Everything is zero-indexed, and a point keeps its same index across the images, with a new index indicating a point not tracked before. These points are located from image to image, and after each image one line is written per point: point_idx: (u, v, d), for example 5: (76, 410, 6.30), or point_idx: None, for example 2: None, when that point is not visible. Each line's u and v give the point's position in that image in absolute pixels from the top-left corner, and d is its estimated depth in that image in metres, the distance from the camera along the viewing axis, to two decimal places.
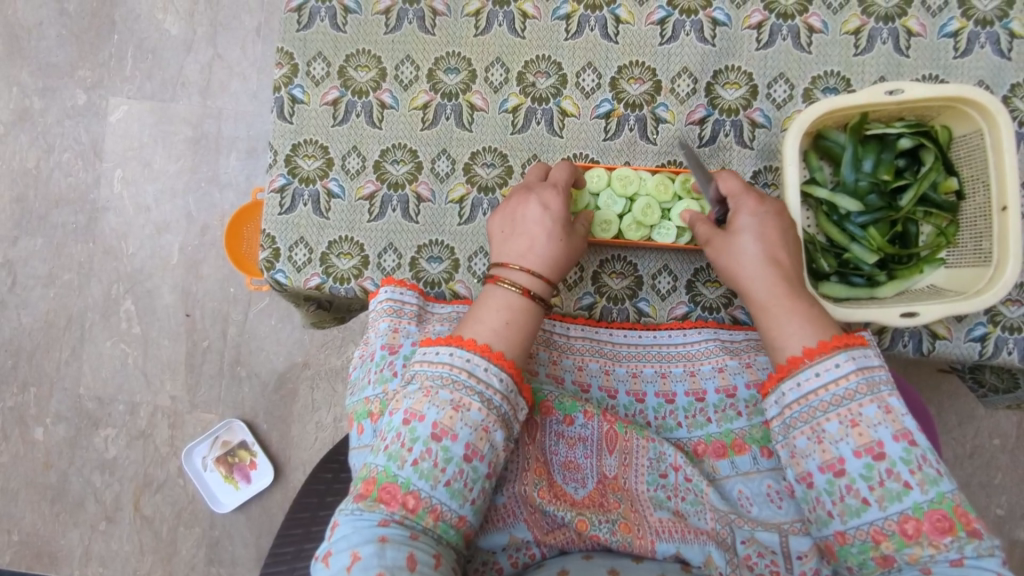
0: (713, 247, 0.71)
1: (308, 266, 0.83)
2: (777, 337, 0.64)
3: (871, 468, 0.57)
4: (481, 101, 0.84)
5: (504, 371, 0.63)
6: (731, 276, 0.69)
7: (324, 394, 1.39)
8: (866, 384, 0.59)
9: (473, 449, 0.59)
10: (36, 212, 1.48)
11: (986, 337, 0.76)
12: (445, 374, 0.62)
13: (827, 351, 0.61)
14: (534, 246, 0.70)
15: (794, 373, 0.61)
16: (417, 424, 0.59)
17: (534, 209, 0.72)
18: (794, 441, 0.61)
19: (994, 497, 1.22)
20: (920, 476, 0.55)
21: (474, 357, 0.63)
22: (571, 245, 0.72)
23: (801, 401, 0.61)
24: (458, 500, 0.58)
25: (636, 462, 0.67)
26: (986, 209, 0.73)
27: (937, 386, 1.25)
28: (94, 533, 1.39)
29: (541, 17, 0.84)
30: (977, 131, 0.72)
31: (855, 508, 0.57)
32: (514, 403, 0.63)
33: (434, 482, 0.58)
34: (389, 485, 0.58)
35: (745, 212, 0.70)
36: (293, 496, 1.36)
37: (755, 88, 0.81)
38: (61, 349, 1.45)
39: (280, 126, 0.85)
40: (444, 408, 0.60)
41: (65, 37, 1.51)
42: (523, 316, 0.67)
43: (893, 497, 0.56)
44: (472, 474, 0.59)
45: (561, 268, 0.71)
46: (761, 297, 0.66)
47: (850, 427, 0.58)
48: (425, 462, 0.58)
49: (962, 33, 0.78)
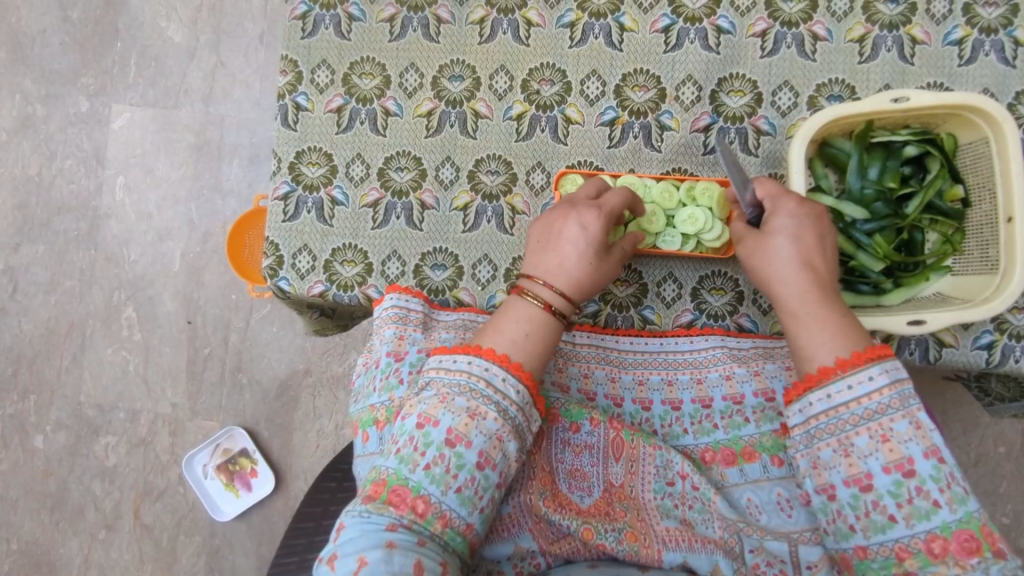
0: (748, 248, 0.70)
1: (312, 274, 0.83)
2: (810, 343, 0.63)
3: (900, 485, 0.56)
4: (486, 109, 0.84)
5: (522, 383, 0.62)
6: (764, 278, 0.68)
7: (325, 402, 1.38)
8: (899, 399, 0.58)
9: (486, 457, 0.59)
10: (38, 219, 1.48)
11: (993, 345, 0.75)
12: (463, 382, 0.61)
13: (861, 363, 0.60)
14: (566, 266, 0.69)
15: (824, 384, 0.61)
16: (431, 429, 0.59)
17: (572, 228, 0.70)
18: (818, 451, 0.61)
19: (999, 506, 1.21)
20: (949, 495, 0.55)
21: (492, 367, 0.62)
22: (605, 269, 0.71)
23: (829, 412, 0.60)
24: (468, 508, 0.57)
25: (643, 470, 0.67)
26: (993, 217, 0.72)
27: (942, 394, 1.24)
28: (93, 542, 1.38)
29: (546, 25, 0.84)
30: (982, 139, 0.72)
31: (880, 524, 0.56)
32: (529, 414, 0.62)
33: (445, 488, 0.57)
34: (400, 489, 0.57)
35: (784, 213, 0.68)
36: (294, 505, 1.35)
37: (760, 95, 0.81)
38: (61, 356, 1.45)
39: (284, 134, 0.85)
40: (460, 415, 0.59)
41: (68, 45, 1.51)
42: (545, 332, 0.66)
43: (922, 515, 0.55)
44: (483, 483, 0.58)
45: (590, 291, 0.71)
46: (793, 302, 0.65)
47: (881, 442, 0.58)
48: (437, 468, 0.58)
49: (966, 41, 0.78)
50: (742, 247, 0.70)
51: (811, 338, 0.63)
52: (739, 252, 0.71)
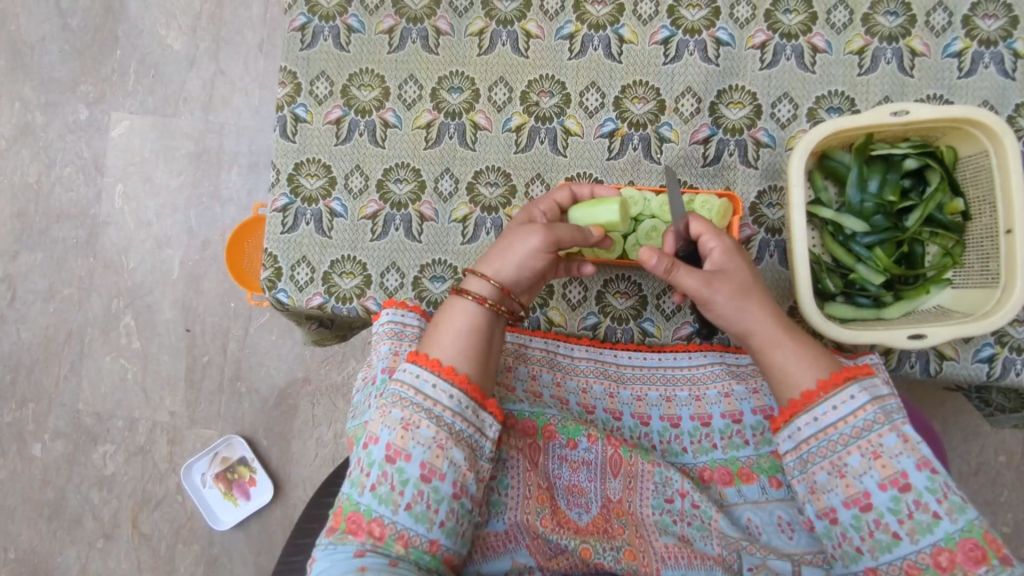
0: (721, 293, 0.66)
1: (310, 286, 0.83)
2: (791, 371, 0.64)
3: (898, 501, 0.57)
4: (485, 121, 0.84)
5: (455, 387, 0.61)
6: (735, 320, 0.66)
7: (324, 410, 1.38)
8: (883, 414, 0.60)
9: (431, 469, 0.59)
10: (37, 227, 1.47)
11: (994, 358, 0.75)
12: (397, 393, 0.62)
13: (840, 382, 0.62)
14: (490, 251, 0.69)
15: (809, 407, 0.62)
16: (373, 447, 0.61)
17: (519, 221, 0.71)
18: (814, 475, 0.61)
19: (1000, 515, 1.21)
20: (948, 505, 0.56)
21: (422, 372, 0.62)
22: (523, 235, 0.67)
23: (818, 435, 0.61)
24: (424, 524, 0.58)
25: (641, 486, 0.67)
26: (992, 230, 0.72)
27: (942, 403, 1.24)
28: (91, 551, 1.38)
29: (545, 36, 0.84)
30: (982, 151, 0.72)
31: (886, 543, 0.57)
32: (469, 419, 0.61)
33: (395, 507, 0.58)
34: (355, 515, 0.59)
35: (721, 252, 0.67)
36: (293, 513, 1.35)
37: (759, 107, 0.80)
38: (60, 364, 1.44)
39: (282, 145, 0.85)
40: (395, 428, 0.60)
41: (67, 53, 1.51)
42: (478, 324, 0.65)
43: (925, 529, 0.56)
44: (433, 496, 0.58)
45: (513, 264, 0.67)
46: (766, 336, 0.65)
47: (873, 459, 0.59)
48: (382, 486, 0.59)
49: (965, 52, 0.78)
50: (706, 295, 0.66)
51: (794, 366, 0.64)
52: (700, 299, 0.67)
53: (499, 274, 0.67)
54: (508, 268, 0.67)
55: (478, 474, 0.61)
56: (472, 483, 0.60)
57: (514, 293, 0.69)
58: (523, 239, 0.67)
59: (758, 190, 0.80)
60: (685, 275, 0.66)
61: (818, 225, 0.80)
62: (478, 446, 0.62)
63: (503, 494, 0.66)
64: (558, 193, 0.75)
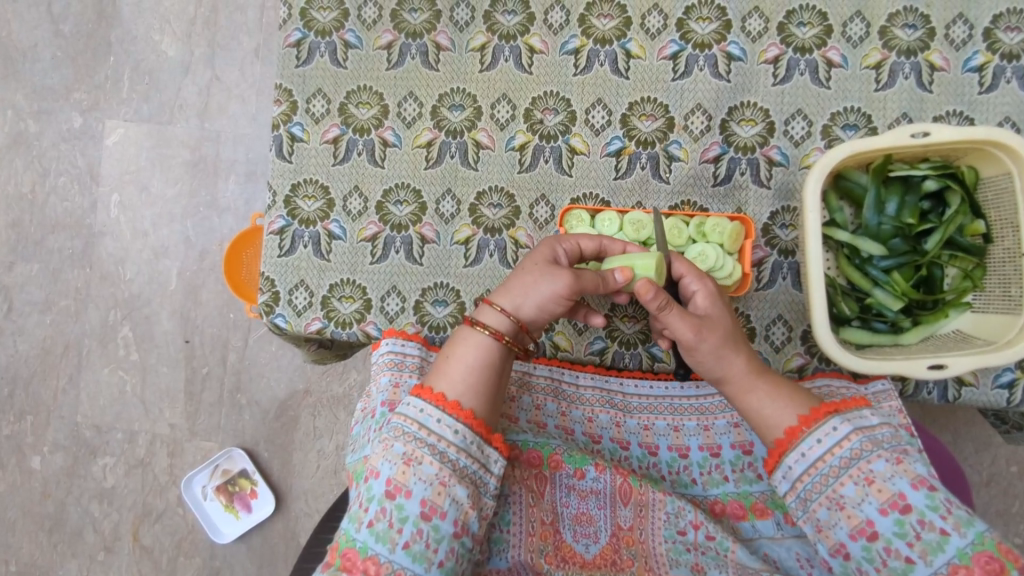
0: (707, 340, 0.63)
1: (309, 310, 0.80)
2: (768, 415, 0.62)
3: (902, 524, 0.54)
4: (487, 139, 0.81)
5: (460, 422, 0.59)
6: (715, 368, 0.64)
7: (325, 422, 1.36)
8: (870, 441, 0.58)
9: (432, 507, 0.56)
10: (32, 237, 1.45)
11: (1015, 384, 0.73)
12: (399, 426, 0.59)
13: (822, 416, 0.60)
14: (509, 282, 0.66)
15: (795, 444, 0.60)
16: (373, 481, 0.58)
17: (543, 253, 0.67)
18: (815, 513, 0.58)
19: (1012, 526, 1.14)
20: (953, 520, 0.53)
21: (428, 407, 0.59)
22: (552, 275, 0.64)
23: (810, 471, 0.58)
24: (423, 564, 0.55)
25: (652, 516, 0.65)
26: (1015, 253, 0.70)
27: (951, 412, 1.17)
28: (92, 564, 1.36)
29: (549, 52, 0.81)
30: (1005, 173, 0.69)
31: (901, 569, 0.54)
32: (476, 455, 0.59)
33: (392, 545, 0.55)
34: (350, 552, 0.56)
35: (704, 297, 0.66)
36: (295, 526, 1.33)
37: (772, 124, 0.78)
38: (58, 377, 1.42)
39: (279, 165, 0.82)
40: (397, 463, 0.57)
41: (60, 60, 1.48)
42: (492, 359, 0.63)
43: (936, 548, 0.53)
44: (433, 535, 0.55)
45: (535, 303, 0.64)
46: (742, 381, 0.64)
47: (867, 486, 0.56)
48: (380, 523, 0.56)
49: (987, 67, 0.75)
50: (693, 341, 0.63)
51: (771, 410, 0.62)
52: (687, 345, 0.64)
53: (519, 309, 0.64)
54: (530, 307, 0.64)
55: (481, 511, 0.59)
56: (474, 521, 0.58)
57: (529, 332, 0.66)
58: (549, 279, 0.64)
59: (770, 212, 0.78)
60: (676, 319, 0.63)
61: (833, 247, 0.77)
62: (483, 483, 0.59)
63: (505, 531, 0.64)
64: (585, 239, 0.72)
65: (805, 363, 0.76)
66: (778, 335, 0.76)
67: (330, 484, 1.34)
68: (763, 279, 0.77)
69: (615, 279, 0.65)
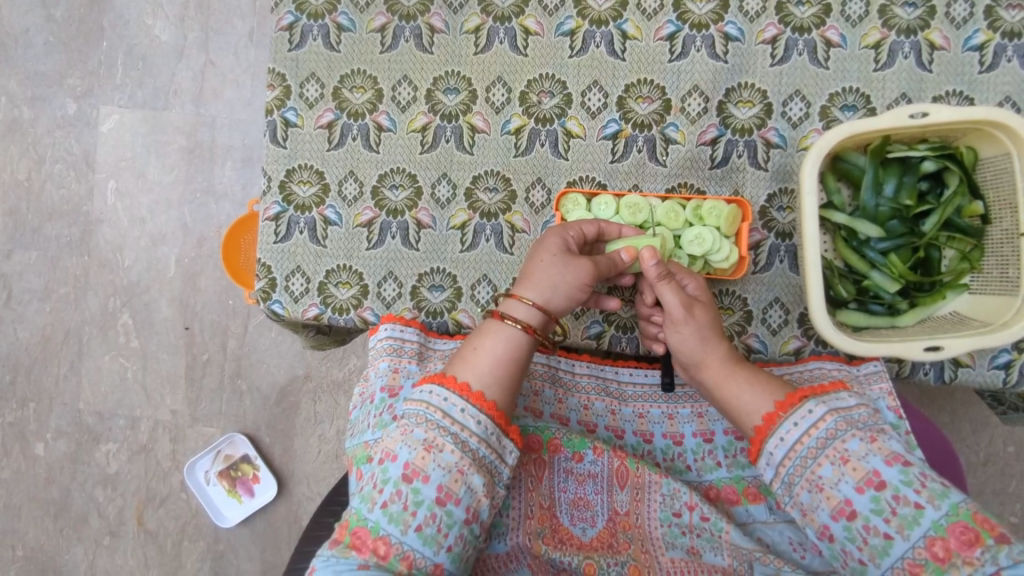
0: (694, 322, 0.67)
1: (306, 296, 0.80)
2: (747, 403, 0.64)
3: (878, 501, 0.54)
4: (482, 123, 0.81)
5: (483, 413, 0.60)
6: (696, 351, 0.67)
7: (326, 407, 1.36)
8: (845, 421, 0.58)
9: (447, 492, 0.56)
10: (29, 225, 1.44)
11: (1011, 364, 0.73)
12: (421, 412, 0.60)
13: (797, 401, 0.61)
14: (530, 274, 0.68)
15: (773, 430, 0.60)
16: (390, 464, 0.58)
17: (556, 240, 0.69)
18: (799, 497, 0.59)
19: (1008, 505, 1.15)
20: (927, 493, 0.53)
21: (451, 396, 0.60)
22: (572, 264, 0.67)
23: (789, 455, 0.59)
24: (432, 547, 0.55)
25: (648, 498, 0.65)
26: (1013, 234, 0.69)
27: (949, 393, 1.17)
28: (98, 549, 1.38)
29: (544, 33, 0.80)
30: (1004, 153, 0.69)
31: (881, 547, 0.53)
32: (495, 445, 0.60)
33: (404, 527, 0.55)
34: (360, 530, 0.56)
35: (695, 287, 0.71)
36: (297, 509, 1.34)
37: (770, 105, 0.77)
38: (59, 364, 1.43)
39: (273, 151, 0.82)
40: (417, 448, 0.57)
41: (52, 45, 1.46)
42: (516, 347, 0.64)
43: (911, 523, 0.52)
44: (446, 520, 0.56)
45: (564, 295, 0.67)
46: (722, 368, 0.66)
47: (843, 465, 0.56)
48: (394, 505, 0.56)
49: (988, 45, 0.74)
50: (681, 317, 0.67)
51: (750, 396, 0.63)
52: (676, 321, 0.67)
53: (548, 302, 0.66)
54: (558, 299, 0.67)
55: (493, 500, 0.59)
56: (485, 509, 0.58)
57: (556, 323, 0.68)
58: (570, 269, 0.66)
59: (768, 193, 0.77)
60: (670, 292, 0.67)
61: (830, 229, 0.77)
62: (498, 472, 0.60)
63: (505, 515, 0.64)
64: (585, 222, 0.73)
65: (802, 346, 0.76)
66: (775, 318, 0.76)
67: (330, 468, 1.34)
68: (760, 262, 0.77)
69: (622, 258, 0.69)
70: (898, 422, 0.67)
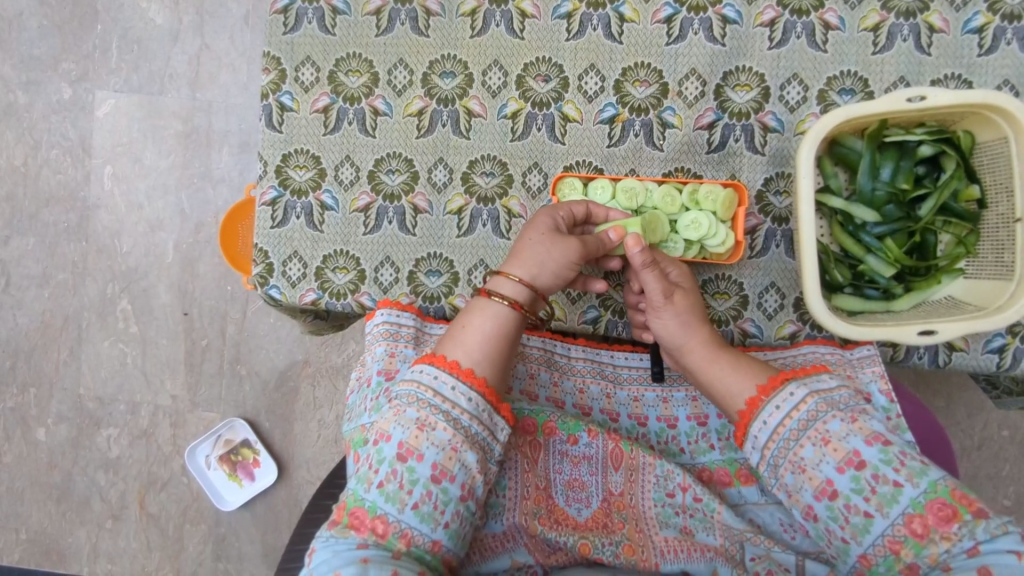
0: (673, 306, 0.68)
1: (303, 282, 0.81)
2: (731, 385, 0.64)
3: (859, 480, 0.55)
4: (479, 107, 0.80)
5: (474, 390, 0.60)
6: (678, 335, 0.68)
7: (325, 392, 1.37)
8: (825, 403, 0.59)
9: (442, 470, 0.57)
10: (26, 210, 1.44)
11: (1005, 349, 0.73)
12: (412, 392, 0.60)
13: (780, 383, 0.61)
14: (519, 253, 0.68)
15: (757, 414, 0.61)
16: (384, 444, 0.58)
17: (545, 221, 0.70)
18: (784, 479, 0.59)
19: (1001, 489, 1.16)
20: (906, 471, 0.54)
21: (441, 374, 0.60)
22: (561, 243, 0.68)
23: (773, 438, 0.60)
24: (429, 524, 0.56)
25: (643, 479, 0.66)
26: (1009, 218, 0.70)
27: (945, 377, 1.18)
28: (101, 531, 1.39)
29: (541, 16, 0.79)
30: (1001, 138, 0.69)
31: (862, 525, 0.54)
32: (487, 423, 0.60)
33: (401, 506, 0.56)
34: (359, 511, 0.56)
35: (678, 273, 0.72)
36: (297, 493, 1.35)
37: (767, 89, 0.77)
38: (59, 350, 1.43)
39: (269, 135, 0.82)
40: (410, 428, 0.58)
41: (47, 29, 1.45)
42: (503, 324, 0.65)
43: (891, 500, 0.53)
44: (442, 497, 0.56)
45: (551, 272, 0.68)
46: (705, 351, 0.67)
47: (824, 446, 0.57)
48: (390, 485, 0.56)
49: (987, 28, 0.73)
50: (661, 303, 0.68)
51: (733, 379, 0.64)
52: (657, 307, 0.68)
53: (535, 280, 0.67)
54: (545, 277, 0.68)
55: (486, 476, 0.60)
56: (480, 485, 0.59)
57: (543, 301, 0.69)
58: (557, 248, 0.67)
59: (765, 178, 0.77)
60: (653, 279, 0.67)
61: (827, 214, 0.77)
62: (490, 449, 0.60)
63: (501, 496, 0.65)
64: (576, 204, 0.74)
65: (797, 330, 0.76)
66: (771, 302, 0.76)
67: (330, 453, 1.35)
68: (757, 247, 0.77)
69: (610, 238, 0.70)
70: (889, 405, 0.68)
